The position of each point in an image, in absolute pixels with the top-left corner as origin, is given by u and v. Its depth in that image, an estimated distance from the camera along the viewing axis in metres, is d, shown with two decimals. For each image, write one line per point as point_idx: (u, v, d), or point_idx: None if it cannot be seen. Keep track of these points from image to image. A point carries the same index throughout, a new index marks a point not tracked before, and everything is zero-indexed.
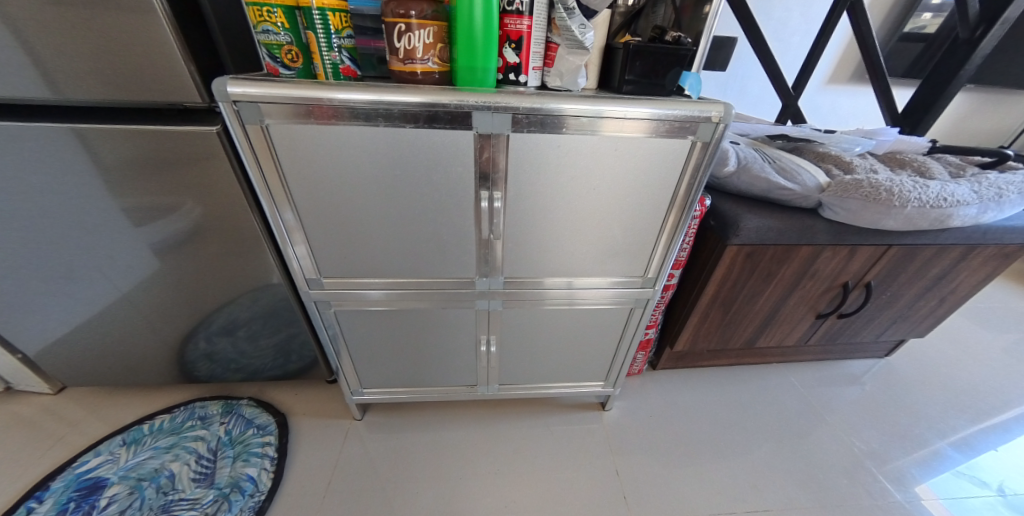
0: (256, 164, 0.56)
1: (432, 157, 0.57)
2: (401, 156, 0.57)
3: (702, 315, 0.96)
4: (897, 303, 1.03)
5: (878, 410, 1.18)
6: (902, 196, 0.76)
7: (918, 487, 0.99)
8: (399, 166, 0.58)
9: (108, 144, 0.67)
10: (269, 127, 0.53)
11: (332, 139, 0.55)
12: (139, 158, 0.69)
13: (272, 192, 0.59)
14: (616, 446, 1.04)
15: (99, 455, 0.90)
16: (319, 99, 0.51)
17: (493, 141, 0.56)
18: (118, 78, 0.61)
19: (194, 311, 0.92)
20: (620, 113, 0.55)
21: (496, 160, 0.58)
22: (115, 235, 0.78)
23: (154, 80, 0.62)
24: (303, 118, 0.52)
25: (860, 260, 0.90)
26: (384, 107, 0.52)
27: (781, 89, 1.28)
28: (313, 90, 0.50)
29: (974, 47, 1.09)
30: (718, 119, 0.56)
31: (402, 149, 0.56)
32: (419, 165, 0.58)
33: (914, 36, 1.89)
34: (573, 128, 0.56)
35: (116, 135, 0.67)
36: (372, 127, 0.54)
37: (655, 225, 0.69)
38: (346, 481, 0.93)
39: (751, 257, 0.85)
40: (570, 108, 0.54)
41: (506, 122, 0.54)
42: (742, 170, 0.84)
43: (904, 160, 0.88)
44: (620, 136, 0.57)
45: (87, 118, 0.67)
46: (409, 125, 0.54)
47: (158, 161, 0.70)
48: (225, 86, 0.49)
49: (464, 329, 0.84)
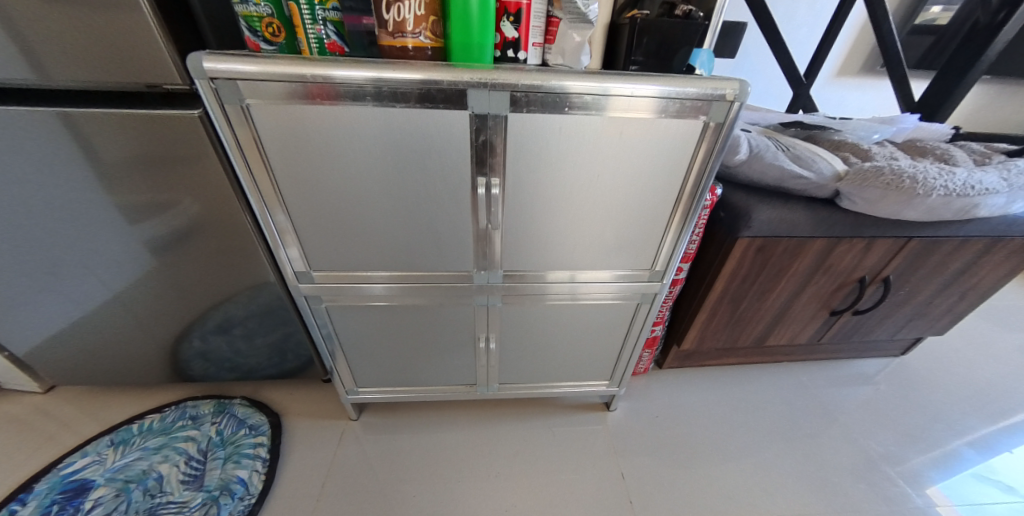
0: (245, 162, 0.54)
1: (426, 140, 0.54)
2: (392, 139, 0.53)
3: (710, 313, 0.92)
4: (915, 299, 0.98)
5: (893, 411, 1.13)
6: (926, 184, 0.71)
7: (942, 494, 0.94)
8: (390, 150, 0.54)
9: (82, 130, 0.63)
10: (251, 108, 0.50)
11: (316, 119, 0.51)
12: (117, 148, 0.65)
13: (261, 188, 0.57)
14: (619, 448, 1.00)
15: (87, 456, 0.87)
16: (309, 77, 0.47)
17: (489, 123, 0.53)
18: (89, 59, 0.57)
19: (183, 308, 0.89)
20: (626, 91, 0.51)
21: (494, 143, 0.55)
22: (100, 230, 0.74)
23: (130, 59, 0.57)
24: (300, 99, 0.49)
25: (878, 254, 0.85)
26: (376, 85, 0.48)
27: (792, 77, 1.23)
28: (298, 65, 0.46)
29: (995, 32, 1.03)
30: (732, 98, 0.52)
31: (394, 131, 0.53)
32: (411, 150, 0.55)
33: (926, 28, 1.83)
34: (577, 108, 0.52)
35: (92, 121, 0.63)
36: (361, 108, 0.51)
37: (660, 222, 0.66)
38: (340, 482, 0.90)
39: (762, 250, 0.80)
40: (574, 85, 0.50)
41: (505, 102, 0.51)
42: (754, 159, 0.80)
43: (925, 147, 0.84)
44: (626, 117, 0.53)
45: (61, 101, 0.62)
46: (400, 105, 0.50)
47: (137, 150, 0.66)
48: (200, 63, 0.45)
49: (461, 325, 0.80)
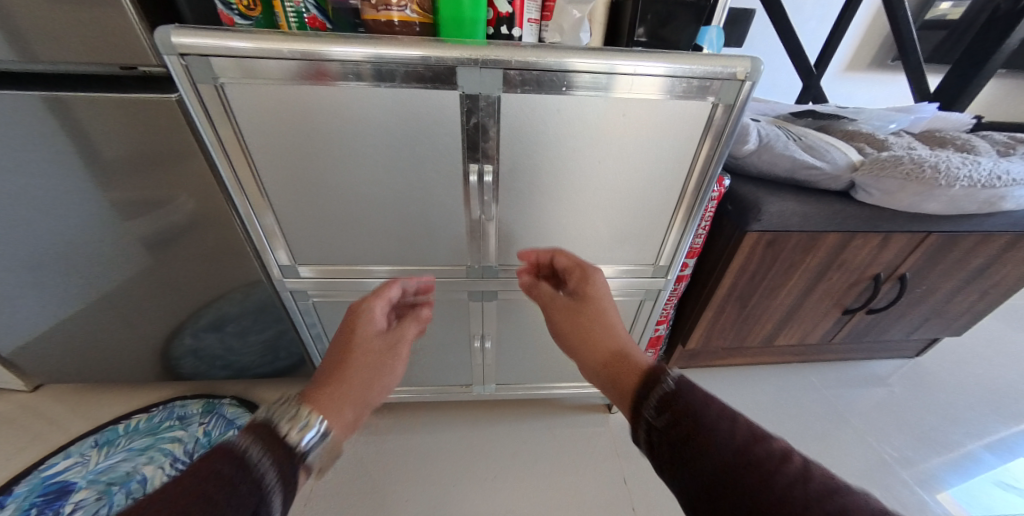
0: (228, 160, 0.53)
1: (413, 123, 0.50)
2: (377, 123, 0.50)
3: (716, 310, 0.88)
4: (932, 297, 0.94)
5: (908, 413, 1.09)
6: (949, 174, 0.67)
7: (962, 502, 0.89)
8: (375, 134, 0.51)
9: (50, 116, 0.59)
10: (225, 87, 0.47)
11: (293, 98, 0.48)
12: (88, 135, 0.61)
13: (244, 188, 0.55)
14: (622, 451, 0.96)
15: (70, 456, 0.83)
16: (304, 54, 0.44)
17: (482, 104, 0.49)
18: (51, 36, 0.52)
19: (170, 304, 0.86)
20: (630, 69, 0.47)
21: (487, 126, 0.51)
22: (80, 222, 0.70)
23: (97, 37, 0.52)
24: (294, 80, 0.46)
25: (893, 250, 0.81)
26: (377, 63, 0.45)
27: (802, 67, 1.18)
28: (296, 42, 0.43)
29: (1016, 21, 0.98)
30: (743, 77, 0.49)
31: (379, 114, 0.50)
32: (398, 135, 0.51)
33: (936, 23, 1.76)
34: (577, 87, 0.49)
35: (58, 106, 0.58)
36: (344, 88, 0.47)
37: (661, 222, 0.64)
38: (331, 485, 0.87)
39: (771, 245, 0.76)
40: (580, 63, 0.46)
41: (498, 81, 0.47)
42: (763, 149, 0.76)
43: (944, 137, 0.80)
44: (626, 98, 0.50)
45: (30, 83, 0.58)
46: (385, 84, 0.47)
47: (109, 137, 0.62)
48: (169, 37, 0.42)
49: (457, 322, 0.77)
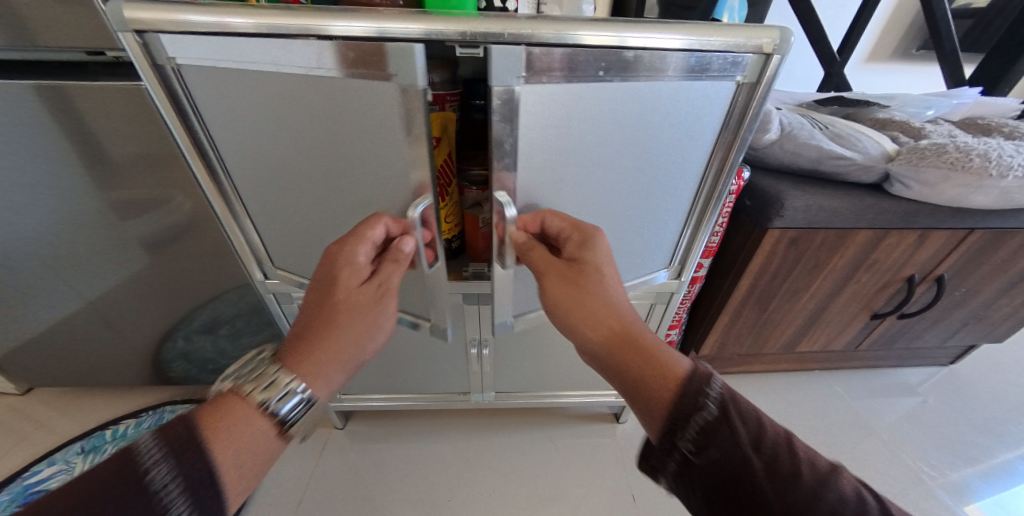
0: (207, 160, 0.51)
1: (365, 122, 0.42)
2: (332, 116, 0.43)
3: (733, 314, 0.82)
4: (972, 301, 0.86)
5: (944, 426, 1.00)
6: (1000, 163, 0.60)
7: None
8: (333, 127, 0.44)
9: (12, 107, 0.55)
10: (185, 68, 0.43)
11: (246, 86, 0.43)
12: (54, 127, 0.57)
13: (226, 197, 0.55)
14: (630, 463, 0.90)
15: (53, 464, 0.80)
16: (309, 33, 0.38)
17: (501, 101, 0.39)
18: (16, 20, 0.49)
19: (154, 308, 0.82)
20: (639, 43, 0.41)
21: (501, 135, 0.42)
22: (51, 221, 0.66)
23: (61, 19, 0.49)
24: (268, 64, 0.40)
25: (932, 249, 0.74)
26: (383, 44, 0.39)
27: (824, 54, 1.10)
28: (303, 17, 0.37)
29: None
30: (769, 50, 0.44)
31: (333, 106, 0.42)
32: (354, 131, 0.44)
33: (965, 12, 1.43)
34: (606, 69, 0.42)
35: (18, 95, 0.54)
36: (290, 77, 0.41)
37: (677, 214, 0.60)
38: (319, 498, 0.82)
39: (795, 243, 0.70)
40: (590, 38, 0.40)
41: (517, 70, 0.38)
42: (787, 139, 0.69)
43: (988, 124, 0.72)
44: (626, 84, 0.43)
45: None
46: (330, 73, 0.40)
47: (77, 130, 0.57)
48: (121, 11, 0.38)
49: (451, 326, 0.72)
